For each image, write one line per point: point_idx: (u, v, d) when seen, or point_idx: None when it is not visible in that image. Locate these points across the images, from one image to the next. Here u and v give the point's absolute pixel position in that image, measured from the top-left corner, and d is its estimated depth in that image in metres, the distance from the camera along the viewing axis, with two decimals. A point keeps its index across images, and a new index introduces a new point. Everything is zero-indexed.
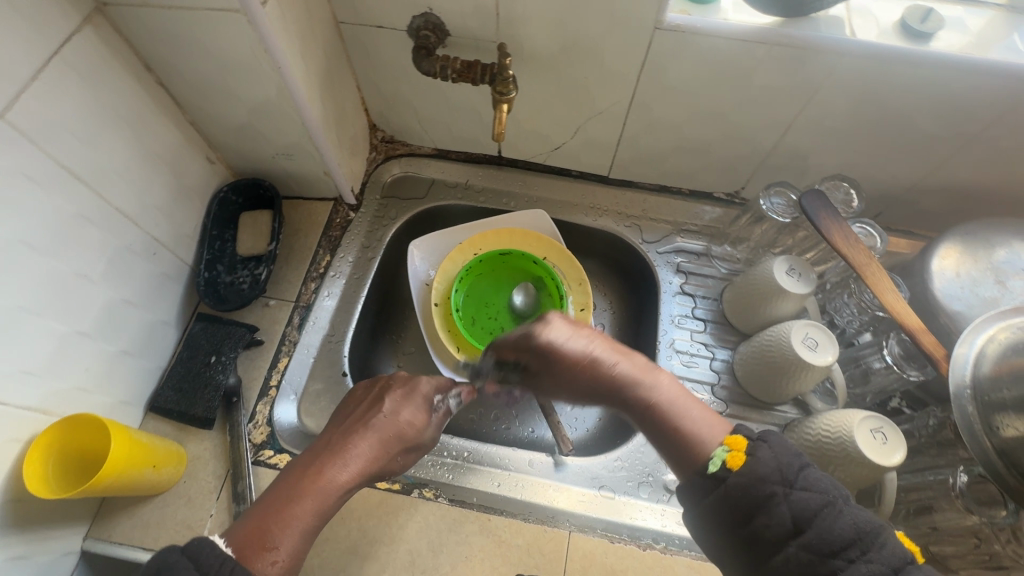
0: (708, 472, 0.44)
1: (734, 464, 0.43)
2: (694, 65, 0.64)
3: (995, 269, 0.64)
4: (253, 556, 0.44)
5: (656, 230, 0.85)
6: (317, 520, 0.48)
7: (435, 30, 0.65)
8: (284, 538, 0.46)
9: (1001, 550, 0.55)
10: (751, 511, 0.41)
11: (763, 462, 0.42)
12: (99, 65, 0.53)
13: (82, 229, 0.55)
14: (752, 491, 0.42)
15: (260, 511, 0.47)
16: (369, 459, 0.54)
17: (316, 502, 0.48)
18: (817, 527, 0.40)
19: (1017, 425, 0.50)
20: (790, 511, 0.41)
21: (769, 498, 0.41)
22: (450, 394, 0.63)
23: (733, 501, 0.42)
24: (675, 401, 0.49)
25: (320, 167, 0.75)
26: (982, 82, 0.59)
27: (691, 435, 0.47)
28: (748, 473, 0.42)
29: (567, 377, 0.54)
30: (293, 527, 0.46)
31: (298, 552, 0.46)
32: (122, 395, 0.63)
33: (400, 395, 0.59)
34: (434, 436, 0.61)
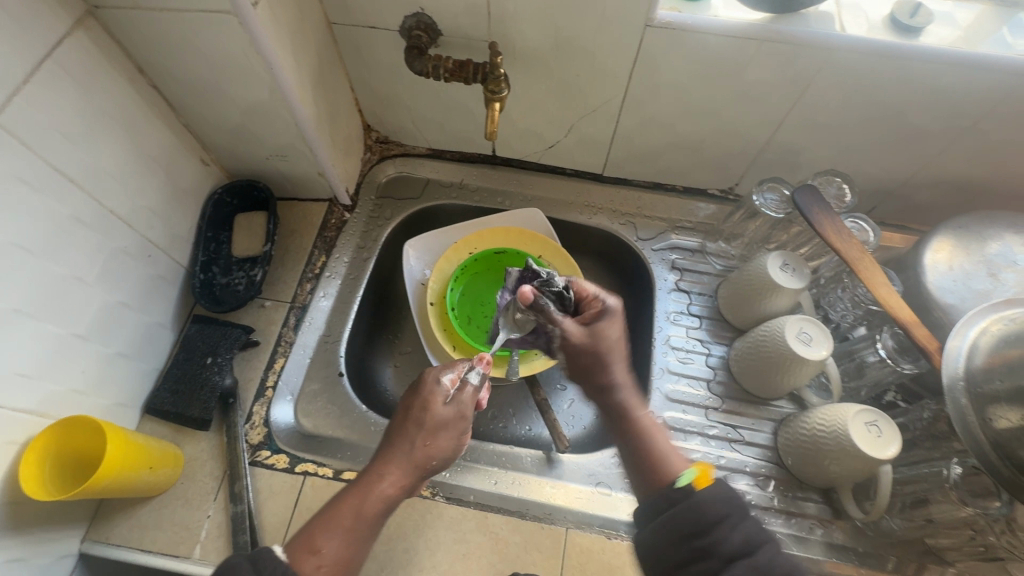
0: (676, 486, 0.46)
1: (702, 484, 0.45)
2: (685, 62, 0.65)
3: (987, 262, 0.64)
4: (303, 558, 0.47)
5: (651, 227, 0.85)
6: (360, 527, 0.50)
7: (427, 30, 0.66)
8: (329, 543, 0.48)
9: (996, 541, 0.56)
10: (707, 530, 0.43)
11: (725, 487, 0.45)
12: (92, 68, 0.53)
13: (76, 232, 0.55)
14: (714, 509, 0.44)
15: (309, 524, 0.50)
16: (400, 460, 0.54)
17: (356, 508, 0.51)
18: (766, 553, 0.42)
19: (1010, 416, 0.50)
20: (745, 535, 0.42)
21: (726, 521, 0.43)
22: (466, 373, 0.59)
23: (693, 517, 0.44)
24: (654, 429, 0.54)
25: (314, 168, 0.75)
26: (972, 76, 0.59)
27: (660, 460, 0.50)
28: (713, 493, 0.45)
29: (596, 356, 0.57)
30: (337, 531, 0.49)
31: (342, 558, 0.48)
32: (118, 397, 0.63)
33: (411, 393, 0.58)
34: (467, 411, 0.57)
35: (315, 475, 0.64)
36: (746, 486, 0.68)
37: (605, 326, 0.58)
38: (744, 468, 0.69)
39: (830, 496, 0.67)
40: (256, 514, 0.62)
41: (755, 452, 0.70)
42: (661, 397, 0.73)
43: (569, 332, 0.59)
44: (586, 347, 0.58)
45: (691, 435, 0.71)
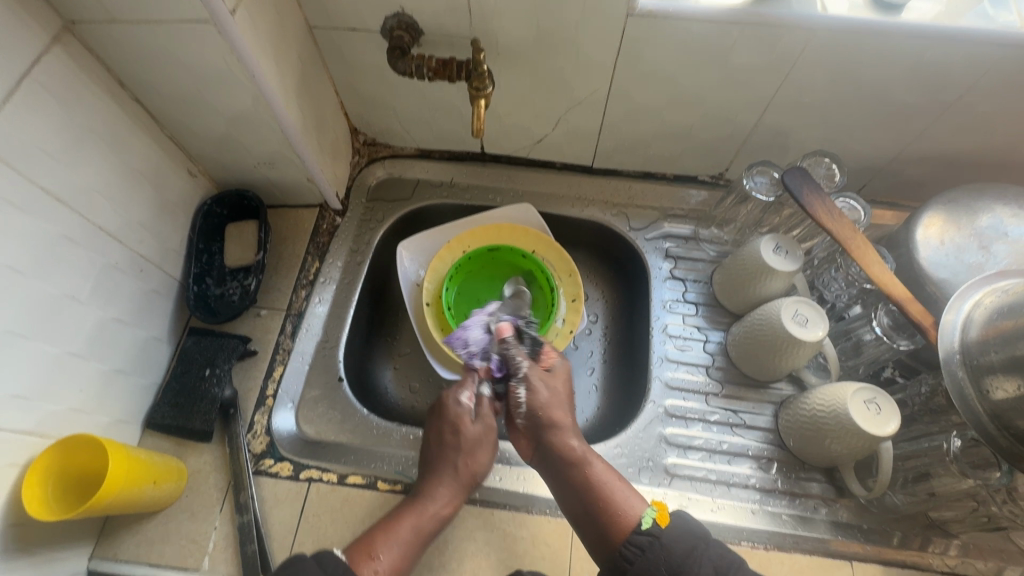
0: (641, 530, 0.50)
1: (664, 524, 0.50)
2: (668, 51, 0.64)
3: (978, 235, 0.64)
4: (364, 562, 0.53)
5: (643, 217, 0.85)
6: (418, 539, 0.57)
7: (409, 29, 0.65)
8: (387, 550, 0.55)
9: (998, 511, 0.57)
10: (678, 565, 0.47)
11: (684, 521, 0.50)
12: (73, 85, 0.53)
13: (67, 250, 0.54)
14: (680, 541, 0.48)
15: (368, 533, 0.56)
16: (443, 479, 0.60)
17: (413, 522, 0.57)
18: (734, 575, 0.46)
19: (1006, 386, 0.50)
20: (712, 563, 0.47)
21: (693, 552, 0.47)
22: (479, 389, 0.65)
23: (662, 556, 0.48)
24: (609, 475, 0.57)
25: (303, 174, 0.74)
26: (955, 50, 0.59)
27: (621, 503, 0.54)
28: (675, 530, 0.49)
29: (547, 400, 0.62)
30: (396, 542, 0.55)
31: (401, 564, 0.55)
32: (117, 413, 0.63)
33: (438, 417, 0.63)
34: (491, 423, 0.63)
35: (320, 481, 0.64)
36: (749, 470, 0.68)
37: (554, 379, 0.65)
38: (747, 452, 0.69)
39: (832, 475, 0.68)
40: (263, 522, 0.62)
41: (757, 435, 0.71)
42: (661, 385, 0.74)
43: (533, 373, 0.64)
44: (544, 397, 0.62)
45: (693, 422, 0.71)
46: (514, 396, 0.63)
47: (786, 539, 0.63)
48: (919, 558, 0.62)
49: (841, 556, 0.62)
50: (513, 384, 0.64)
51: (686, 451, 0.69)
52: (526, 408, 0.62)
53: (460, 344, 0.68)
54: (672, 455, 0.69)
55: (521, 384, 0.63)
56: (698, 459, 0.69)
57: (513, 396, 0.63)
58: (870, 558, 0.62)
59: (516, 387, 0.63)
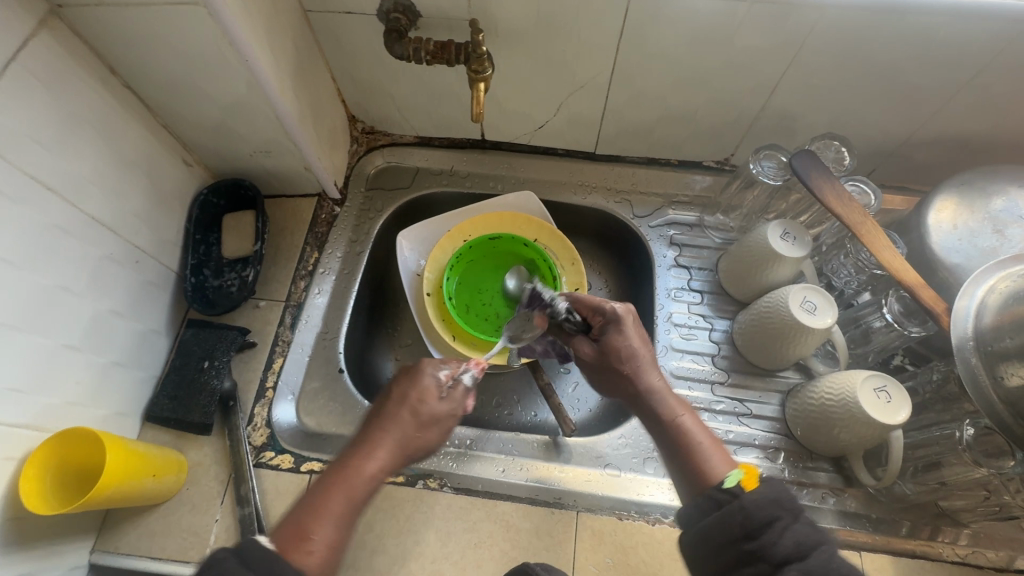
0: (722, 488, 0.44)
1: (750, 487, 0.43)
2: (673, 30, 0.62)
3: (992, 219, 0.63)
4: (293, 546, 0.44)
5: (647, 204, 0.83)
6: (352, 516, 0.47)
7: (406, 12, 0.64)
8: (321, 529, 0.45)
9: (1010, 500, 0.56)
10: (756, 532, 0.41)
11: (773, 485, 0.43)
12: (61, 71, 0.51)
13: (60, 241, 0.53)
14: (763, 510, 0.41)
15: (299, 507, 0.47)
16: (390, 446, 0.51)
17: (352, 493, 0.48)
18: (819, 556, 0.39)
19: (1022, 373, 0.49)
20: (794, 538, 0.40)
21: (777, 523, 0.41)
22: (460, 372, 0.56)
23: (739, 520, 0.42)
24: (694, 424, 0.52)
25: (300, 162, 0.73)
26: (971, 27, 0.57)
27: (704, 457, 0.49)
28: (761, 496, 0.42)
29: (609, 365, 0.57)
30: (330, 519, 0.46)
31: (337, 541, 0.46)
32: (116, 406, 0.62)
33: (406, 379, 0.54)
34: (458, 408, 0.54)
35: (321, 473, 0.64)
36: (755, 460, 0.67)
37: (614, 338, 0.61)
38: (753, 441, 0.68)
39: (840, 464, 0.66)
40: (264, 515, 0.61)
41: (763, 425, 0.69)
42: (666, 375, 0.73)
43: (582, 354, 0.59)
44: (604, 369, 0.58)
45: (699, 412, 0.70)
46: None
47: None
48: (929, 548, 0.61)
49: (849, 546, 0.61)
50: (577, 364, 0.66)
51: None
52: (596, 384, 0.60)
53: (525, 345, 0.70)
54: None
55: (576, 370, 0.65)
56: None
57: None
58: (879, 548, 0.61)
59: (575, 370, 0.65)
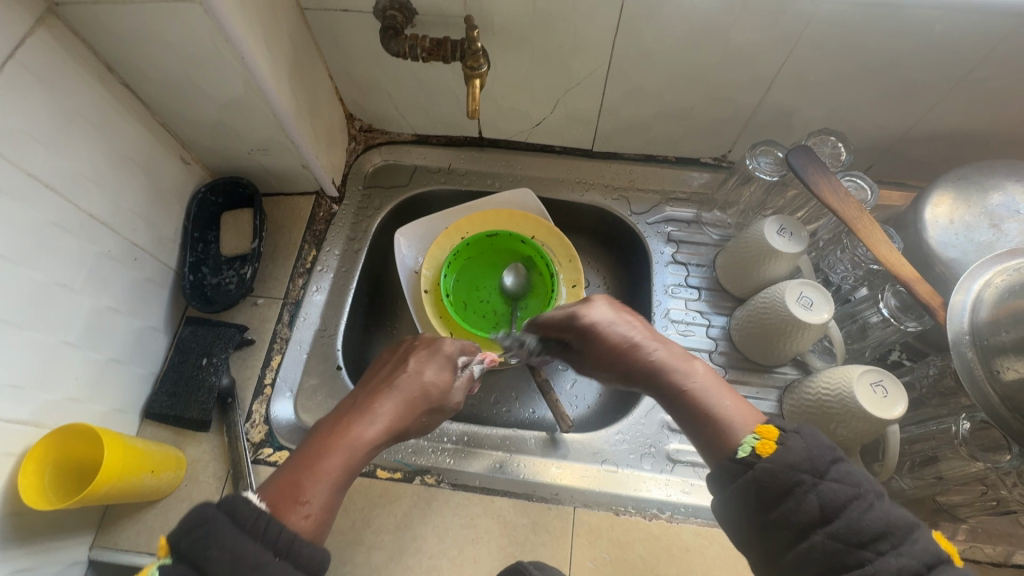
0: (737, 458, 0.42)
1: (764, 454, 0.41)
2: (669, 26, 0.62)
3: (988, 213, 0.63)
4: (287, 505, 0.42)
5: (644, 201, 0.83)
6: (346, 479, 0.46)
7: (402, 9, 0.64)
8: (317, 490, 0.44)
9: (1008, 495, 0.56)
10: (775, 500, 0.39)
11: (793, 451, 0.40)
12: (58, 67, 0.52)
13: (58, 238, 0.54)
14: (780, 478, 0.40)
15: (294, 466, 0.45)
16: (395, 415, 0.51)
17: (349, 457, 0.47)
18: (846, 517, 0.38)
19: (1018, 367, 0.49)
20: (819, 501, 0.38)
21: (796, 489, 0.39)
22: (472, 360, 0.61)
23: (757, 489, 0.40)
24: (705, 384, 0.48)
25: (298, 160, 0.73)
26: (967, 22, 0.57)
27: (726, 415, 0.45)
28: (776, 463, 0.40)
29: (604, 358, 0.55)
30: (326, 480, 0.45)
31: (330, 506, 0.44)
32: (115, 403, 0.62)
33: (421, 356, 0.57)
34: (456, 401, 0.58)
35: None
36: None
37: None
38: None
39: None
40: None
41: None
42: None
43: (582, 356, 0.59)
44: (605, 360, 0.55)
45: None
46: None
47: None
48: None
49: None
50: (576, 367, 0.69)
51: None
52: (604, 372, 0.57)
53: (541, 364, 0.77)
54: (675, 441, 0.68)
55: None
56: None
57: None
58: None
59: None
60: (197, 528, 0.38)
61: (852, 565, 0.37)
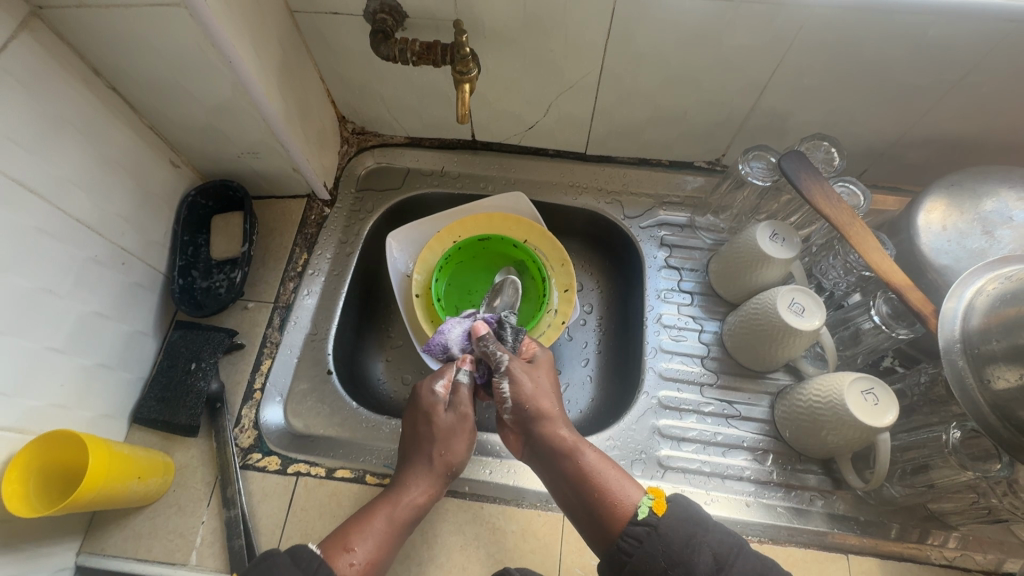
0: (638, 521, 0.50)
1: (660, 512, 0.50)
2: (661, 30, 0.62)
3: (981, 219, 0.62)
4: (337, 555, 0.52)
5: (638, 204, 0.83)
6: (392, 530, 0.55)
7: (391, 12, 0.63)
8: (361, 543, 0.53)
9: (998, 503, 0.56)
10: (677, 556, 0.47)
11: (683, 507, 0.50)
12: (42, 72, 0.51)
13: (43, 244, 0.53)
14: (680, 531, 0.48)
15: (346, 525, 0.55)
16: (417, 468, 0.59)
17: (387, 514, 0.55)
18: (735, 563, 0.46)
19: (1008, 376, 0.49)
20: (711, 552, 0.46)
21: (692, 541, 0.47)
22: (455, 377, 0.63)
23: (661, 547, 0.48)
24: (598, 457, 0.56)
25: (288, 164, 0.73)
26: (961, 26, 0.56)
27: (617, 492, 0.53)
28: (671, 518, 0.49)
29: (522, 409, 0.60)
30: (369, 534, 0.54)
31: (375, 557, 0.53)
32: (102, 408, 0.62)
33: (412, 409, 0.62)
34: (467, 412, 0.61)
35: (308, 475, 0.64)
36: (744, 462, 0.67)
37: (537, 373, 0.63)
38: (742, 443, 0.68)
39: (829, 466, 0.66)
40: (250, 516, 0.61)
41: (752, 426, 0.69)
42: (655, 376, 0.72)
43: (515, 365, 0.62)
44: (527, 390, 0.61)
45: (687, 414, 0.70)
46: (498, 391, 0.61)
47: (781, 532, 0.62)
48: (917, 550, 0.60)
49: (837, 549, 0.61)
50: (496, 379, 0.61)
51: (679, 443, 0.68)
52: (512, 402, 0.60)
53: (440, 348, 0.67)
54: (666, 448, 0.68)
55: (504, 379, 0.61)
56: (692, 452, 0.68)
57: (498, 392, 0.61)
58: (867, 551, 0.60)
59: (499, 382, 0.61)
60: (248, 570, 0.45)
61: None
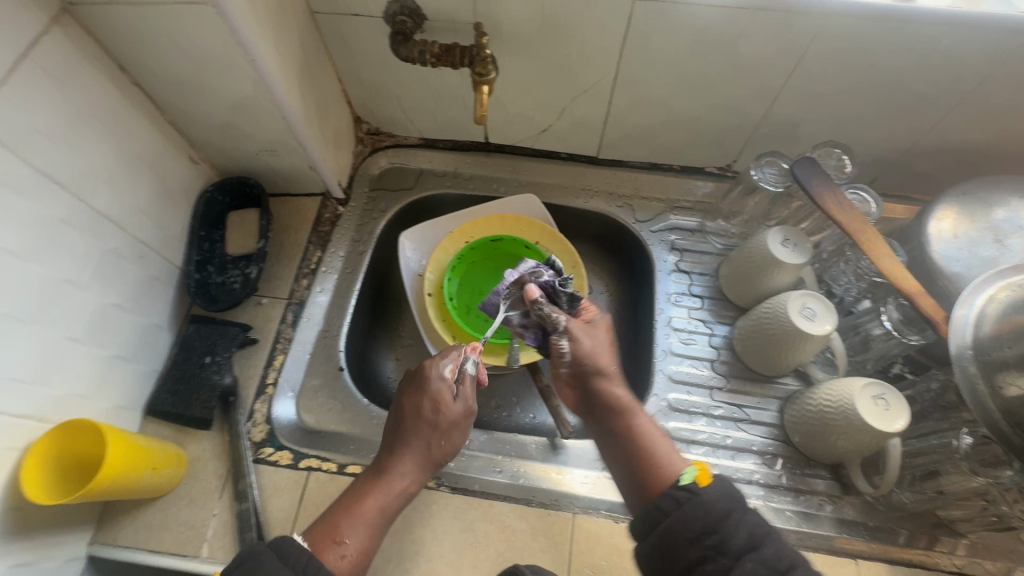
0: (680, 485, 0.50)
1: (703, 483, 0.49)
2: (676, 37, 0.63)
3: (992, 228, 0.63)
4: (328, 546, 0.53)
5: (649, 209, 0.84)
6: (381, 518, 0.56)
7: (412, 15, 0.65)
8: (352, 534, 0.54)
9: (1008, 510, 0.55)
10: (715, 525, 0.46)
11: (725, 483, 0.49)
12: (73, 67, 0.52)
13: (67, 235, 0.54)
14: (719, 504, 0.47)
15: (334, 512, 0.55)
16: (413, 455, 0.58)
17: (379, 503, 0.56)
18: (770, 544, 0.45)
19: (1021, 382, 0.49)
20: (748, 529, 0.46)
21: (732, 515, 0.46)
22: (463, 363, 0.62)
23: (700, 513, 0.47)
24: (647, 423, 0.58)
25: (305, 162, 0.74)
26: (972, 38, 0.57)
27: (661, 459, 0.54)
28: (714, 490, 0.48)
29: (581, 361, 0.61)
30: (360, 525, 0.54)
31: (366, 547, 0.54)
32: (118, 400, 0.62)
33: (416, 393, 0.60)
34: (471, 406, 0.61)
35: (319, 470, 0.64)
36: (753, 466, 0.67)
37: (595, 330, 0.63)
38: (751, 447, 0.68)
39: (838, 471, 0.66)
40: (261, 510, 0.62)
41: (762, 430, 0.69)
42: (664, 379, 0.73)
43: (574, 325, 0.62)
44: (589, 344, 0.61)
45: (697, 416, 0.70)
46: (558, 349, 0.61)
47: (789, 536, 0.62)
48: (925, 557, 0.61)
49: (846, 554, 0.61)
50: (556, 338, 0.62)
51: (689, 446, 0.68)
52: (572, 357, 0.61)
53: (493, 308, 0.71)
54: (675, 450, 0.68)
55: (564, 337, 0.61)
56: (701, 454, 0.68)
57: (557, 349, 0.61)
58: (876, 556, 0.61)
59: (558, 340, 0.61)
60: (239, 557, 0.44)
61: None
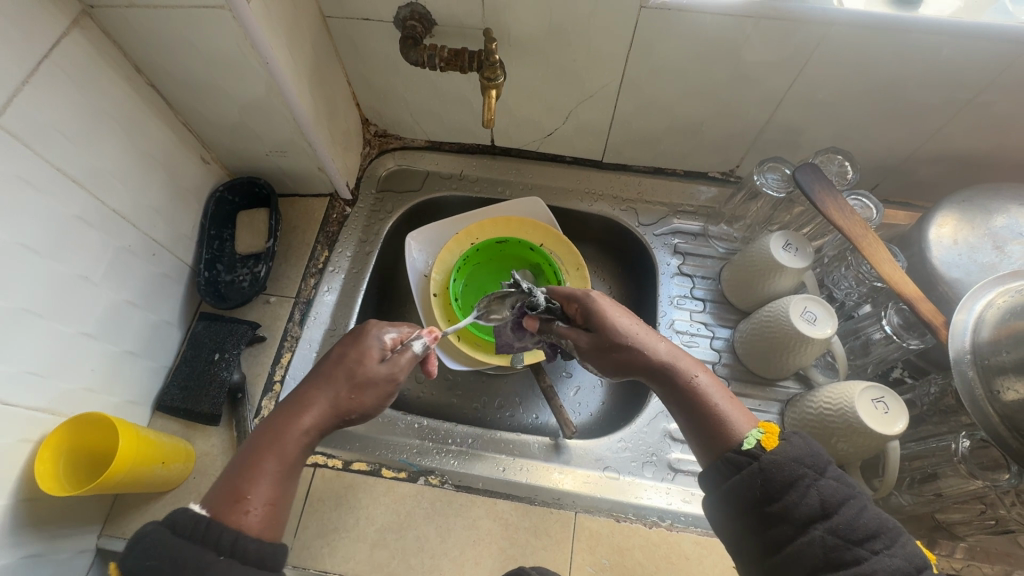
0: (741, 450, 0.45)
1: (768, 447, 0.44)
2: (681, 44, 0.64)
3: (992, 235, 0.64)
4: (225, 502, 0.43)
5: (652, 212, 0.84)
6: (284, 472, 0.46)
7: (422, 19, 0.66)
8: (255, 487, 0.44)
9: (1006, 514, 0.56)
10: (779, 494, 0.42)
11: (795, 447, 0.44)
12: (92, 68, 0.54)
13: (82, 231, 0.55)
14: (784, 470, 0.43)
15: (233, 467, 0.46)
16: (320, 407, 0.49)
17: (280, 455, 0.47)
18: (843, 513, 0.41)
19: (1018, 387, 0.50)
20: (819, 495, 0.42)
21: (800, 483, 0.42)
22: (410, 338, 0.54)
23: (761, 481, 0.43)
24: (701, 382, 0.50)
25: (314, 163, 0.75)
26: (972, 48, 0.58)
27: (722, 417, 0.48)
28: (779, 455, 0.43)
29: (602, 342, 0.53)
30: (261, 476, 0.45)
31: (273, 500, 0.45)
32: (128, 395, 0.63)
33: (347, 342, 0.53)
34: (399, 370, 0.52)
35: (325, 467, 0.65)
36: None
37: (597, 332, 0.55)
38: None
39: None
40: None
41: None
42: None
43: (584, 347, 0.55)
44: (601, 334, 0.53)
45: None
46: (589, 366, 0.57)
47: None
48: None
49: None
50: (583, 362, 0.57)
51: None
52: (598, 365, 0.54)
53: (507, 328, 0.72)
54: (677, 450, 0.69)
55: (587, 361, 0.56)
56: None
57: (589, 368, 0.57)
58: None
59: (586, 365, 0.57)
60: (161, 544, 0.40)
61: (848, 561, 0.40)
